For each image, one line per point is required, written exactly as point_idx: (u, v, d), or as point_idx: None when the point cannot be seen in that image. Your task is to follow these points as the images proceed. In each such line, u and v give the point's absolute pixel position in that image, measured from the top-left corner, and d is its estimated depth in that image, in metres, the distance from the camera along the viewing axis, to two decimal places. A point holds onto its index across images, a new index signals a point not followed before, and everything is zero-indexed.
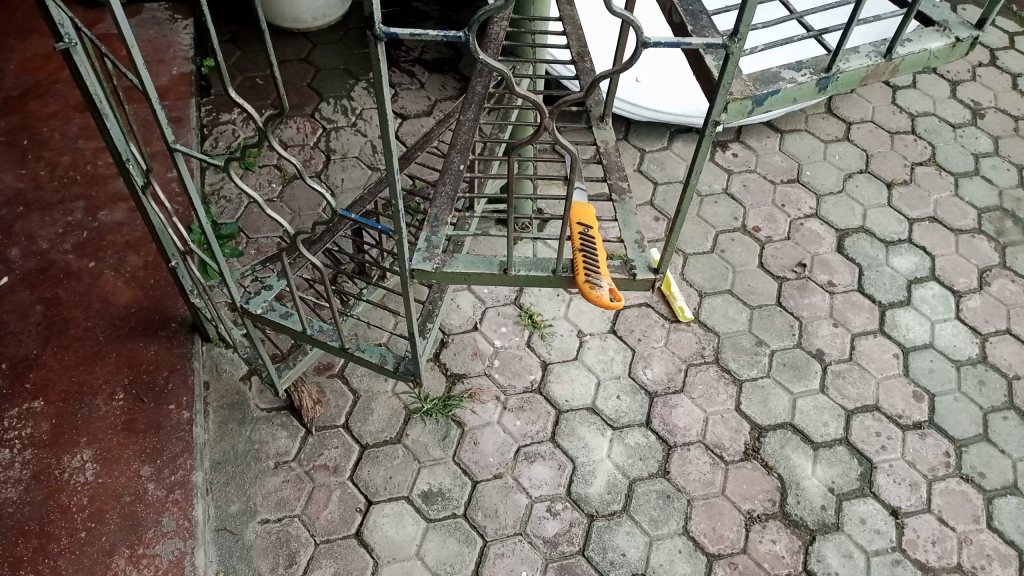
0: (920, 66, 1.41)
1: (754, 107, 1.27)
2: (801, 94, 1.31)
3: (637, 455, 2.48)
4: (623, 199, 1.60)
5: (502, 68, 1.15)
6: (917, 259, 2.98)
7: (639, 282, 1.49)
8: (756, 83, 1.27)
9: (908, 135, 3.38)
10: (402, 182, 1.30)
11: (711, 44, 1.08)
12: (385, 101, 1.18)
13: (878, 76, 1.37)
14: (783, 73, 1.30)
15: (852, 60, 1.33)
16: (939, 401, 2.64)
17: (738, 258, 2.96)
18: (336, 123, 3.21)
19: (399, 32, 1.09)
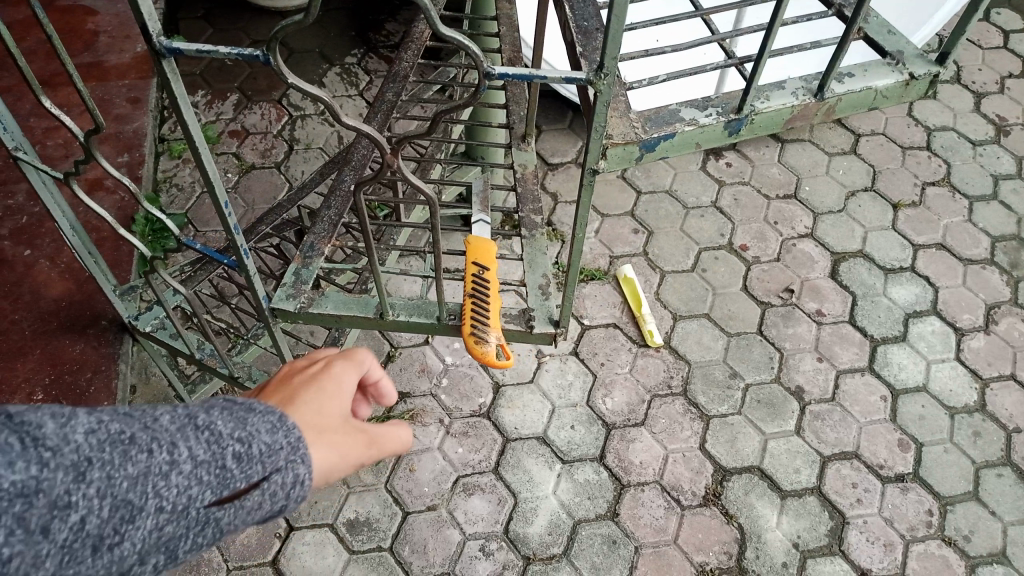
0: (865, 104, 1.38)
1: (642, 152, 1.28)
2: (706, 137, 1.31)
3: (585, 494, 2.27)
4: (531, 236, 1.63)
5: (319, 94, 1.06)
6: (919, 290, 2.73)
7: (536, 335, 1.49)
8: (646, 125, 1.27)
9: (922, 151, 3.10)
10: (235, 219, 1.20)
11: (574, 77, 1.01)
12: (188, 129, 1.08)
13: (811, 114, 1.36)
14: (685, 112, 1.29)
15: (769, 101, 1.31)
16: (927, 451, 2.39)
17: (720, 278, 2.73)
18: (303, 110, 3.01)
19: (182, 46, 1.00)
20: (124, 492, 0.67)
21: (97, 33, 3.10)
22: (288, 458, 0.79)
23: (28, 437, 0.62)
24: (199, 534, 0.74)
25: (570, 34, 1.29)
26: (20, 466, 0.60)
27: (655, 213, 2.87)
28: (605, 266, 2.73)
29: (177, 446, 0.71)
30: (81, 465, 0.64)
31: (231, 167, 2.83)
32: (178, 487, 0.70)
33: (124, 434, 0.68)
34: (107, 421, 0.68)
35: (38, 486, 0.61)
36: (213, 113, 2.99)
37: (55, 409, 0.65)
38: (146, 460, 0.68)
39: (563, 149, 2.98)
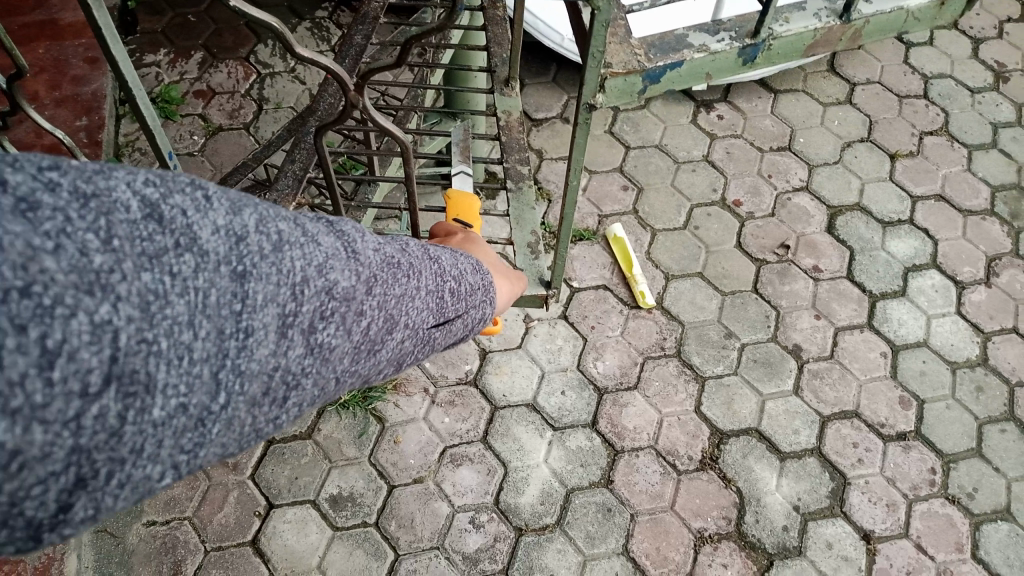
0: (896, 28, 1.21)
1: (646, 84, 1.13)
2: (716, 67, 1.17)
3: (577, 461, 2.19)
4: (518, 189, 1.52)
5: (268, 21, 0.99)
6: (918, 243, 2.64)
7: (528, 297, 1.42)
8: (649, 51, 1.12)
9: (919, 100, 2.99)
10: (178, 167, 1.33)
11: None
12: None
13: (832, 43, 1.21)
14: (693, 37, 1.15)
15: (789, 23, 1.17)
16: (929, 408, 2.32)
17: (713, 236, 2.63)
18: (272, 67, 2.86)
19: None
20: (392, 308, 0.80)
21: None
22: (470, 301, 0.97)
23: (344, 250, 0.73)
24: (422, 349, 0.91)
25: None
26: (350, 270, 0.73)
27: (645, 168, 2.76)
28: (594, 225, 2.63)
29: (420, 274, 0.86)
30: (376, 276, 0.77)
31: (198, 129, 2.69)
32: (416, 308, 0.85)
33: (394, 257, 0.81)
34: (383, 245, 0.81)
35: (357, 290, 0.74)
36: (176, 73, 2.83)
37: (356, 228, 0.78)
38: (406, 283, 0.82)
39: (548, 105, 2.85)
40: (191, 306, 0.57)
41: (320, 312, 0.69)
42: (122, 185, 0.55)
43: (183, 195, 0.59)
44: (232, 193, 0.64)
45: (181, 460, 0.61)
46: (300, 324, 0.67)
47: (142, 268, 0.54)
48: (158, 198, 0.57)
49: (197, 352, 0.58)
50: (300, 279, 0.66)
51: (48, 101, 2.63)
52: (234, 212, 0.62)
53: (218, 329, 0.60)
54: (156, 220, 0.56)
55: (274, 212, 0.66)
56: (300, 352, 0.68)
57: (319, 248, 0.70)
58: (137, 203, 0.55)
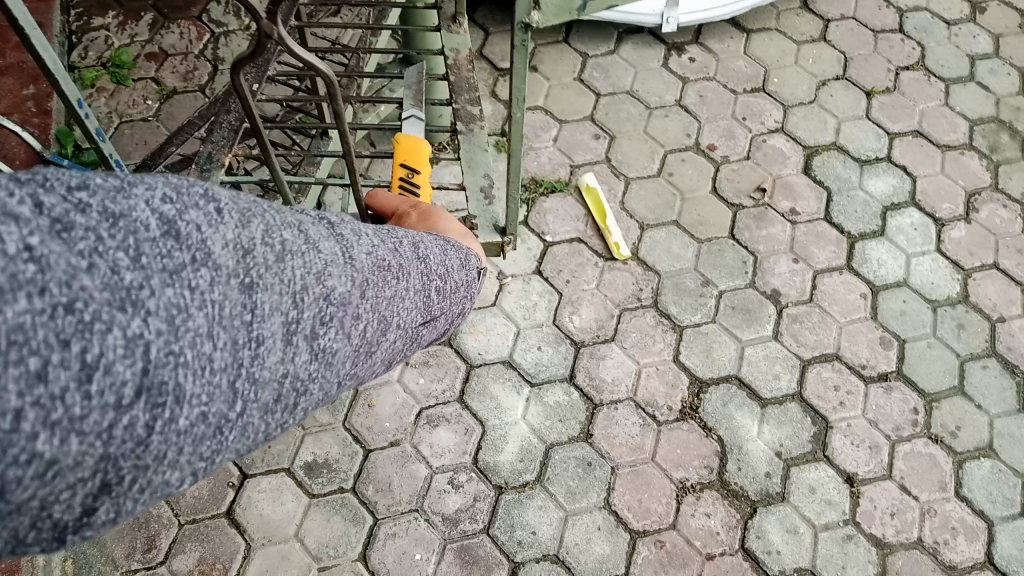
0: None
1: (585, 0, 1.17)
2: None
3: (556, 417, 2.15)
4: (469, 132, 1.55)
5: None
6: (896, 181, 2.59)
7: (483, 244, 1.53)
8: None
9: (895, 34, 2.92)
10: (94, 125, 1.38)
11: None
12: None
13: None
14: None
15: None
16: (910, 348, 2.29)
17: (688, 182, 2.57)
18: (226, 25, 2.74)
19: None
20: (384, 306, 0.76)
21: None
22: (443, 297, 0.94)
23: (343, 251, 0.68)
24: (404, 345, 0.87)
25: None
26: (348, 274, 0.68)
27: (617, 116, 2.69)
28: (566, 176, 2.56)
29: (404, 273, 0.81)
30: (370, 279, 0.72)
31: (152, 93, 2.59)
32: (399, 307, 0.80)
33: (383, 258, 0.77)
34: (373, 245, 0.76)
35: (353, 297, 0.69)
36: (126, 36, 2.71)
37: (348, 228, 0.72)
38: (392, 284, 0.78)
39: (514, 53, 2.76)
40: (210, 317, 0.51)
41: (323, 317, 0.64)
42: (131, 192, 0.48)
43: (199, 208, 0.52)
44: (240, 198, 0.57)
45: (197, 472, 0.55)
46: (304, 329, 0.62)
47: (166, 283, 0.48)
48: (175, 213, 0.50)
49: (217, 363, 0.53)
50: (306, 284, 0.61)
51: None
52: (243, 223, 0.56)
53: (233, 341, 0.54)
54: (178, 235, 0.50)
55: (281, 219, 0.60)
56: (306, 360, 0.63)
57: (321, 254, 0.64)
58: (154, 219, 0.49)
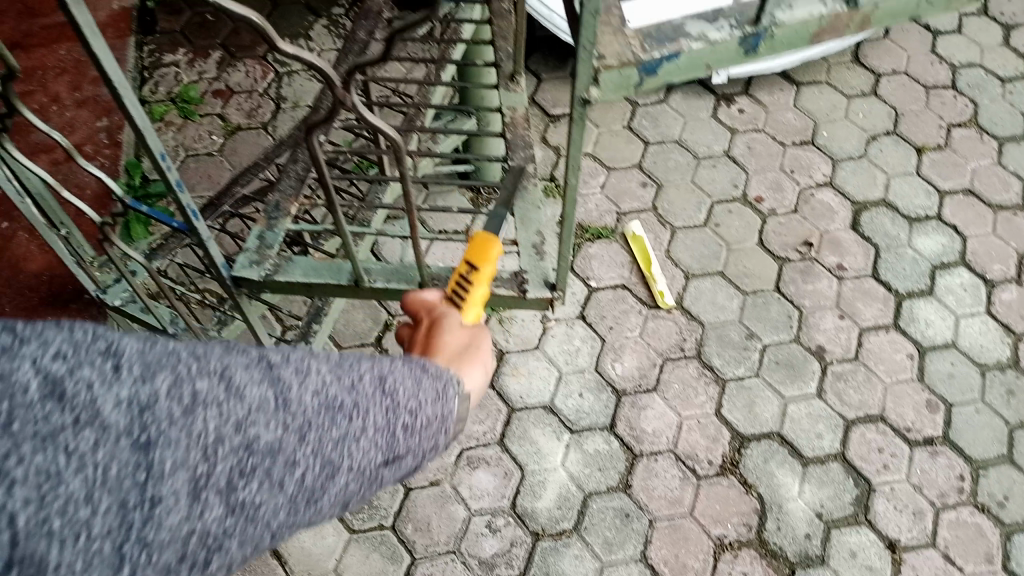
0: (908, 15, 1.05)
1: (644, 77, 1.02)
2: (719, 57, 1.04)
3: (595, 465, 2.16)
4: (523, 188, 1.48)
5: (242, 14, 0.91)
6: (946, 240, 2.57)
7: (531, 301, 1.38)
8: (644, 41, 1.01)
9: (948, 90, 2.91)
10: None
11: None
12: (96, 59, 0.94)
13: (841, 32, 1.05)
14: (694, 25, 1.03)
15: (793, 10, 1.02)
16: (957, 412, 2.26)
17: (734, 233, 2.57)
18: (290, 66, 2.86)
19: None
20: (341, 449, 0.75)
21: None
22: (444, 430, 0.88)
23: (279, 396, 0.70)
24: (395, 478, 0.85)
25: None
26: (276, 421, 0.69)
27: (665, 164, 2.71)
28: (612, 223, 2.58)
29: (371, 411, 0.78)
30: (308, 426, 0.72)
31: (216, 128, 2.71)
32: (367, 449, 0.78)
33: (339, 398, 0.75)
34: (330, 383, 0.75)
35: (282, 441, 0.70)
36: (195, 73, 2.85)
37: (298, 368, 0.73)
38: (351, 424, 0.76)
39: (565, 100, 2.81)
40: (89, 480, 0.57)
41: (238, 469, 0.66)
42: (38, 347, 0.57)
43: (92, 365, 0.59)
44: (149, 351, 0.62)
45: None
46: (213, 484, 0.65)
47: (37, 451, 0.55)
48: (68, 373, 0.58)
49: (99, 528, 0.58)
50: (214, 437, 0.65)
51: (69, 102, 2.71)
52: (143, 378, 0.61)
53: (120, 501, 0.59)
54: (58, 397, 0.57)
55: (193, 371, 0.65)
56: (220, 514, 0.65)
57: (239, 402, 0.67)
58: (39, 378, 0.56)
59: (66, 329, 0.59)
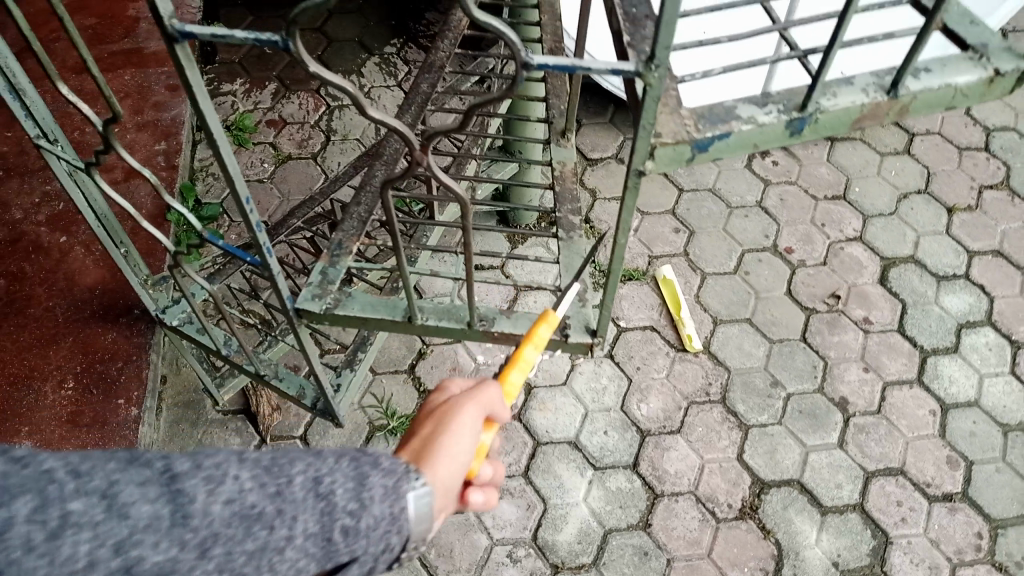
0: (940, 105, 1.18)
1: (694, 153, 1.12)
2: (765, 138, 1.14)
3: (616, 503, 2.21)
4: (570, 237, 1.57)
5: (346, 86, 0.91)
6: (973, 299, 2.61)
7: (572, 345, 1.45)
8: (699, 122, 1.10)
9: (981, 152, 2.96)
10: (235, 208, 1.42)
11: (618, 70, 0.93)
12: (204, 119, 0.93)
13: (877, 116, 1.17)
14: (743, 109, 1.13)
15: (836, 99, 1.13)
16: (977, 470, 2.28)
17: (763, 282, 2.63)
18: (341, 100, 3.00)
19: (196, 30, 0.82)
20: (258, 562, 0.72)
21: (139, 19, 3.13)
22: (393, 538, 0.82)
23: (176, 513, 0.67)
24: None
25: (615, 21, 1.10)
26: (171, 539, 0.66)
27: (698, 212, 2.79)
28: (644, 266, 2.65)
29: (299, 518, 0.74)
30: (216, 540, 0.69)
31: (268, 156, 2.83)
32: (289, 561, 0.74)
33: (253, 509, 0.71)
34: (247, 491, 0.71)
35: (176, 561, 0.66)
36: (251, 102, 3.00)
37: (204, 480, 0.69)
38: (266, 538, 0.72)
39: (603, 145, 2.90)
40: None
41: None
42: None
43: None
44: (18, 473, 0.61)
45: None
46: None
47: None
48: None
49: None
50: (87, 561, 0.62)
51: (130, 124, 2.81)
52: (6, 502, 0.59)
53: None
54: None
55: (71, 491, 0.62)
56: None
57: (121, 521, 0.64)
58: None
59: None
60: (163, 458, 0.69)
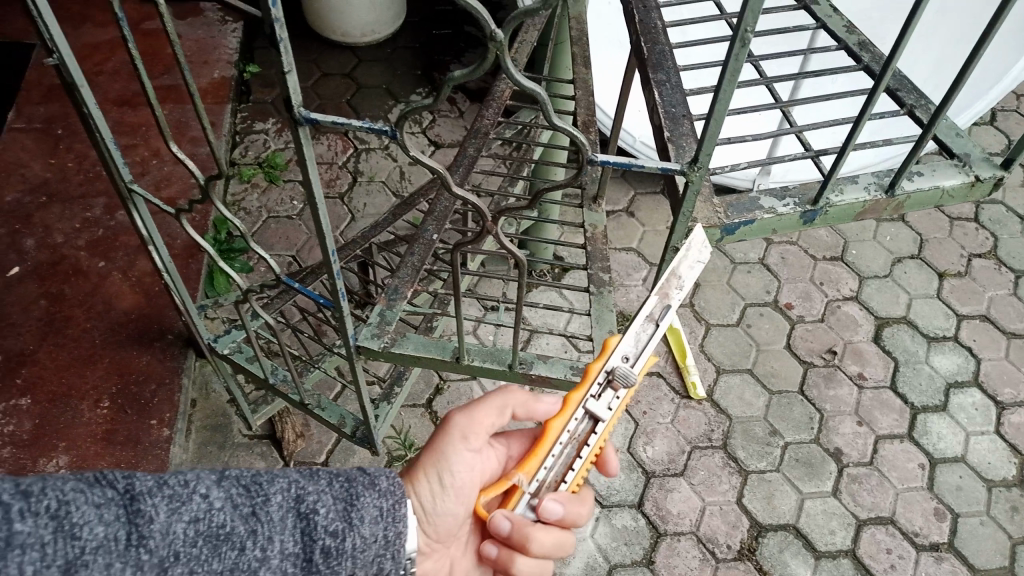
0: (931, 202, 1.41)
1: (723, 235, 1.33)
2: (782, 225, 1.36)
3: (622, 540, 2.31)
4: (598, 293, 1.78)
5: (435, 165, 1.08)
6: (961, 360, 2.76)
7: None
8: (729, 210, 1.32)
9: (970, 223, 3.14)
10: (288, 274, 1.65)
11: (669, 167, 1.17)
12: (311, 186, 1.11)
13: (878, 210, 1.40)
14: (766, 201, 1.34)
15: (844, 194, 1.35)
16: (963, 522, 2.41)
17: (765, 336, 2.78)
18: (368, 144, 3.15)
19: (319, 119, 1.02)
20: None
21: (178, 58, 3.30)
22: (375, 552, 0.98)
23: (133, 534, 0.78)
24: None
25: (658, 118, 1.30)
26: (131, 562, 0.77)
27: (703, 266, 2.95)
28: None
29: (250, 545, 0.86)
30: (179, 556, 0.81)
31: (297, 194, 2.97)
32: None
33: (222, 530, 0.84)
34: (210, 515, 0.84)
35: None
36: (282, 142, 3.15)
37: (167, 500, 0.81)
38: (236, 556, 0.85)
39: (615, 198, 3.07)
40: None
41: None
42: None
43: None
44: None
45: None
46: None
47: None
48: None
49: None
50: None
51: (168, 157, 2.97)
52: None
53: None
54: None
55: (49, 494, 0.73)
56: None
57: (73, 541, 0.73)
58: None
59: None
60: (127, 480, 0.79)
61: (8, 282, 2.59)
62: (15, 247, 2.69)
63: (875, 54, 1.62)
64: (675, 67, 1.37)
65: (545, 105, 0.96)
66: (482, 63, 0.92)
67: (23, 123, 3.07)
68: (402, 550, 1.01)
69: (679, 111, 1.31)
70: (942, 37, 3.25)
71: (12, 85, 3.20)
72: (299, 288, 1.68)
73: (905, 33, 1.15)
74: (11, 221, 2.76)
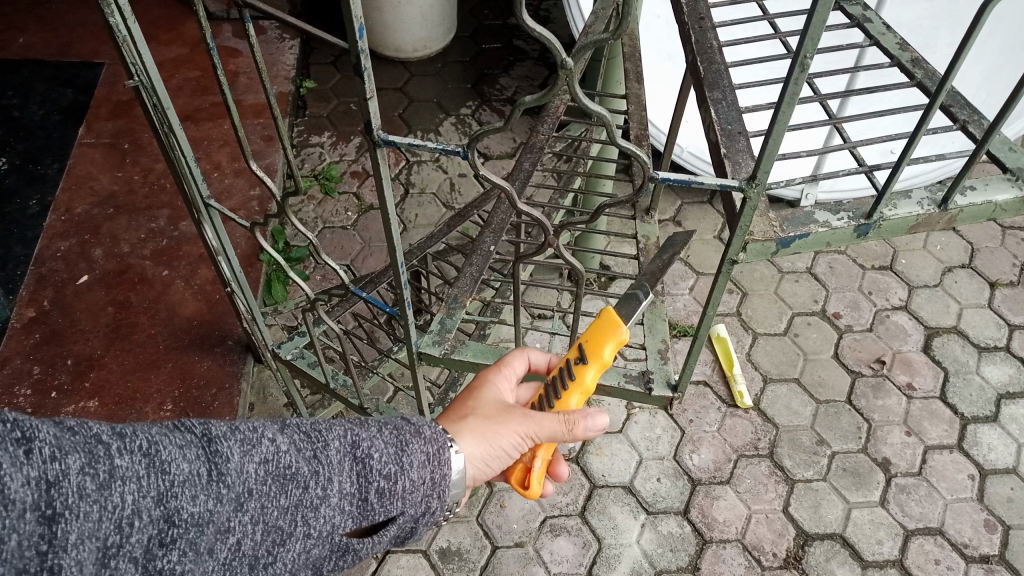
0: (984, 216, 1.42)
1: (778, 247, 1.36)
2: (836, 238, 1.38)
3: (668, 546, 2.35)
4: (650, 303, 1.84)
5: (500, 182, 1.12)
6: (1013, 371, 2.73)
7: (654, 397, 1.65)
8: (784, 224, 1.35)
9: (1022, 232, 3.12)
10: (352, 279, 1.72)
11: (727, 184, 1.19)
12: (385, 199, 1.17)
13: (932, 223, 1.41)
14: (818, 215, 1.37)
15: (897, 209, 1.38)
16: (1014, 535, 2.38)
17: (812, 344, 2.79)
18: (420, 156, 3.24)
19: (397, 140, 1.08)
20: (275, 520, 0.93)
21: (238, 73, 3.43)
22: (421, 494, 1.07)
23: (214, 471, 0.86)
24: (339, 551, 1.02)
25: (714, 135, 1.34)
26: (211, 495, 0.86)
27: (750, 275, 2.98)
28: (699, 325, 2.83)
29: (309, 486, 0.96)
30: (253, 491, 0.90)
31: (352, 205, 3.07)
32: (324, 516, 0.97)
33: (289, 470, 0.93)
34: (278, 456, 0.93)
35: (212, 512, 0.86)
36: (337, 154, 3.26)
37: (240, 442, 0.90)
38: (301, 493, 0.95)
39: (662, 208, 3.11)
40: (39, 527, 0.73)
41: (158, 539, 0.82)
42: (40, 442, 0.73)
43: (49, 429, 0.75)
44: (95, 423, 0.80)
45: None
46: (125, 553, 0.79)
47: None
48: (27, 438, 0.72)
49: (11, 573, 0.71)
50: (130, 513, 0.79)
51: (228, 170, 3.09)
52: (61, 456, 0.74)
53: (19, 569, 0.72)
54: (26, 451, 0.72)
55: (144, 431, 0.82)
56: None
57: (163, 476, 0.82)
58: (13, 427, 0.72)
59: (55, 424, 0.76)
60: (203, 425, 0.88)
61: (79, 290, 2.73)
62: (85, 257, 2.82)
63: (926, 72, 1.64)
64: (731, 84, 1.41)
65: (610, 124, 0.99)
66: (548, 87, 0.94)
67: (92, 138, 3.22)
68: (444, 496, 1.10)
69: (734, 126, 1.35)
70: (993, 48, 3.25)
71: (82, 102, 3.36)
72: (366, 297, 1.75)
73: (960, 51, 1.17)
74: (82, 232, 2.90)
